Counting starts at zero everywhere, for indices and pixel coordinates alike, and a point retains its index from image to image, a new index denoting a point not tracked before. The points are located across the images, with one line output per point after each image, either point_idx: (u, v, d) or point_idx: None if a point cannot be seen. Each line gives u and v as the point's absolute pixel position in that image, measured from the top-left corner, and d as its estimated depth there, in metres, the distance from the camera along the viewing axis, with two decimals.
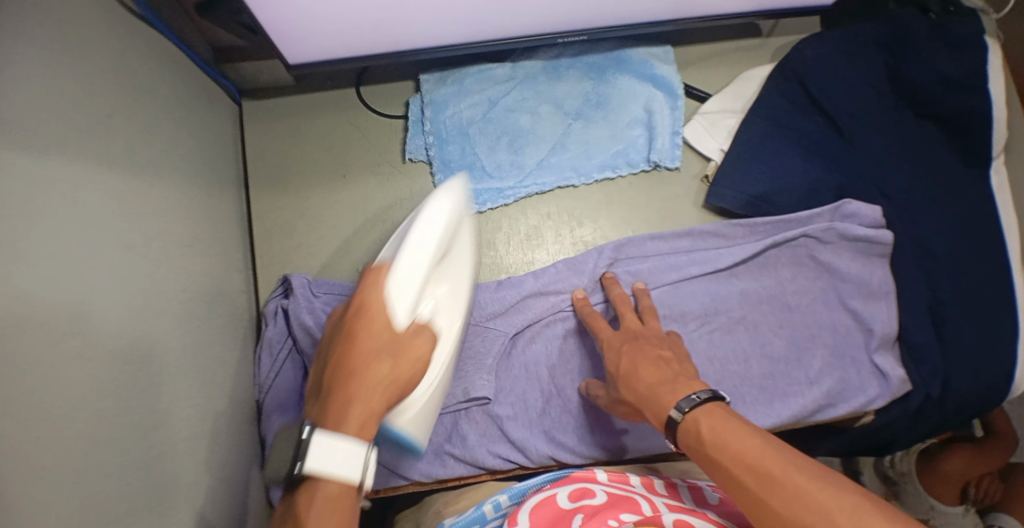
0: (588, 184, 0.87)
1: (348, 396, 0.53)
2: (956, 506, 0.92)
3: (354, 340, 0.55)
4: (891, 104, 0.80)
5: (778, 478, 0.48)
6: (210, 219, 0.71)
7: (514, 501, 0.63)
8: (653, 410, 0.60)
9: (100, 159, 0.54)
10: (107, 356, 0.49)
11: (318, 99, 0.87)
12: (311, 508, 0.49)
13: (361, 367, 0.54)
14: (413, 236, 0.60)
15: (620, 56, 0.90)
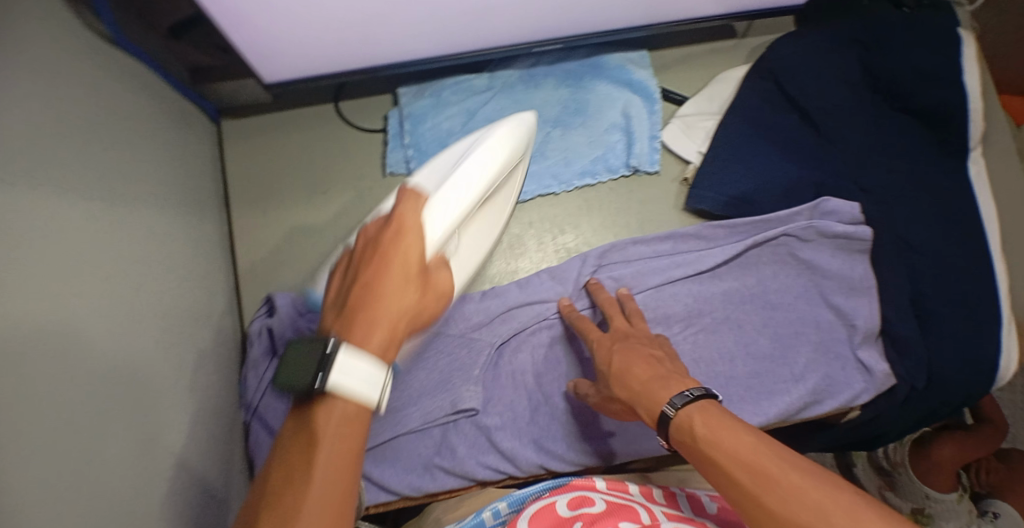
0: (570, 191, 0.77)
1: (368, 310, 0.48)
2: (950, 492, 0.90)
3: (381, 252, 0.51)
4: (870, 98, 0.78)
5: (773, 475, 0.43)
6: (187, 243, 0.64)
7: (513, 509, 0.60)
8: (646, 407, 0.54)
9: (57, 182, 0.46)
10: (84, 391, 0.43)
11: (292, 118, 0.78)
12: (330, 432, 0.44)
13: (387, 279, 0.50)
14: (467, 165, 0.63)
15: (594, 63, 0.78)
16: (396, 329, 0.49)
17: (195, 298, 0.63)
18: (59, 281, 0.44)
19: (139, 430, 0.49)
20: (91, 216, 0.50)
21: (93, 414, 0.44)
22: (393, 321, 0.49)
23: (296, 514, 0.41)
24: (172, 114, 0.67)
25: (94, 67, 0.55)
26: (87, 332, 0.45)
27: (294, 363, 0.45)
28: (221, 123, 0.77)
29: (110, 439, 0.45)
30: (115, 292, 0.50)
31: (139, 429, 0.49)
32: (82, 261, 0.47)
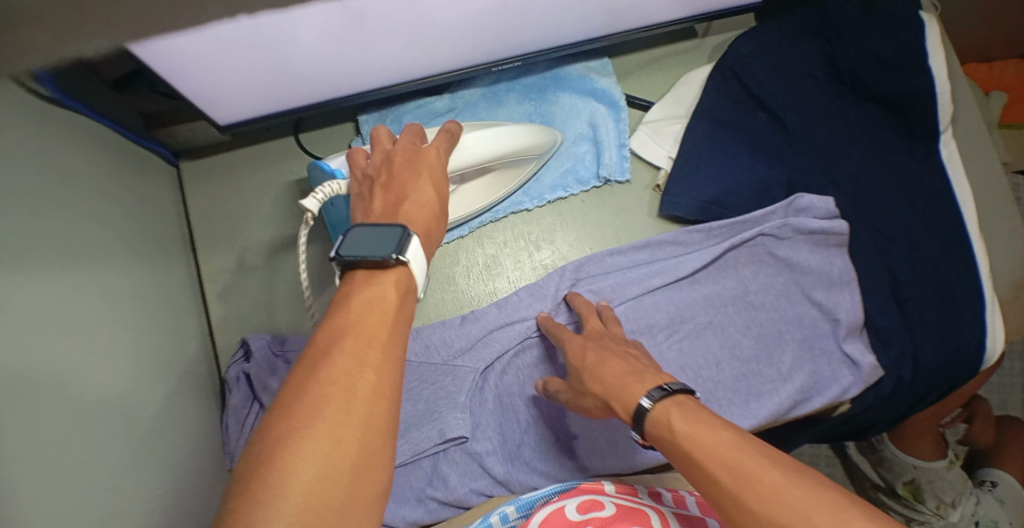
0: (542, 206, 0.76)
1: (419, 213, 0.52)
2: (938, 460, 0.95)
3: (422, 169, 0.55)
4: (834, 90, 0.78)
5: (752, 474, 0.43)
6: (155, 293, 0.62)
7: (521, 514, 0.58)
8: (623, 400, 0.53)
9: (15, 257, 0.44)
10: (60, 467, 0.41)
11: (254, 154, 0.76)
12: (400, 299, 0.46)
13: (433, 190, 0.54)
14: (491, 132, 0.66)
15: (555, 75, 0.77)
16: (436, 243, 0.53)
17: (170, 351, 0.62)
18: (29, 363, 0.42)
19: (128, 502, 0.47)
20: (57, 287, 0.48)
21: (76, 500, 0.42)
22: (435, 230, 0.53)
23: (373, 358, 0.42)
24: (130, 165, 0.65)
25: (44, 131, 0.52)
26: (61, 411, 0.44)
27: (367, 234, 0.47)
28: (179, 165, 0.75)
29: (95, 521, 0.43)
30: (88, 364, 0.48)
31: (126, 501, 0.47)
32: (53, 337, 0.45)
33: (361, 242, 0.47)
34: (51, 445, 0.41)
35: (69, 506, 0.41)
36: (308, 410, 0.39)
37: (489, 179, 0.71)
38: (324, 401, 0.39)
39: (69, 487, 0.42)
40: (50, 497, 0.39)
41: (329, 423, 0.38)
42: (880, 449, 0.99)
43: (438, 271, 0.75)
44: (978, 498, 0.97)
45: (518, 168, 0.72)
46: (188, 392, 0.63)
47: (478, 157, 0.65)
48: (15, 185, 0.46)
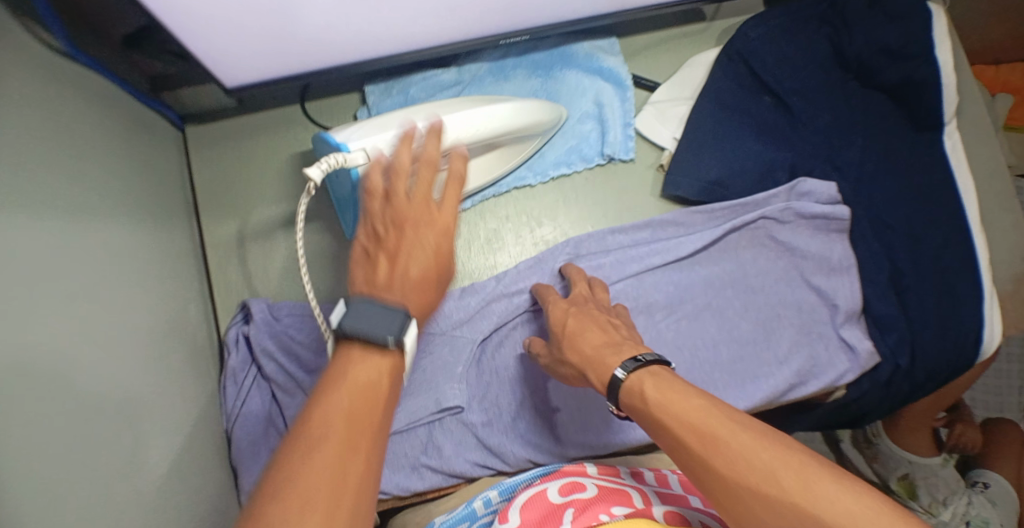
0: (545, 182, 0.75)
1: (419, 291, 0.51)
2: (932, 458, 0.99)
3: (433, 236, 0.52)
4: (837, 77, 0.78)
5: (721, 437, 0.44)
6: (157, 252, 0.62)
7: (504, 497, 0.60)
8: (599, 369, 0.55)
9: (14, 203, 0.44)
10: (55, 409, 0.42)
11: (259, 121, 0.76)
12: (392, 384, 0.46)
13: (439, 265, 0.52)
14: (490, 110, 0.67)
15: (562, 52, 0.77)
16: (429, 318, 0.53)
17: (169, 312, 0.62)
18: (24, 311, 0.42)
19: (121, 459, 0.48)
20: (58, 236, 0.48)
21: (61, 450, 0.41)
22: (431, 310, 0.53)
23: (363, 450, 0.41)
24: (138, 127, 0.65)
25: (53, 87, 0.53)
26: (56, 359, 0.44)
27: (369, 312, 0.46)
28: (186, 130, 0.74)
29: (82, 470, 0.43)
30: (81, 316, 0.48)
31: (120, 454, 0.48)
32: (47, 287, 0.45)
33: (362, 322, 0.45)
34: (37, 392, 0.41)
35: (54, 454, 0.41)
36: (297, 502, 0.37)
37: (493, 156, 0.71)
38: (314, 494, 0.38)
39: (57, 436, 0.41)
40: (37, 444, 0.39)
41: (317, 519, 0.37)
42: (874, 442, 1.01)
43: None
44: (970, 498, 0.97)
45: (523, 144, 0.72)
46: (189, 359, 0.63)
47: (480, 131, 0.66)
48: (21, 135, 0.46)
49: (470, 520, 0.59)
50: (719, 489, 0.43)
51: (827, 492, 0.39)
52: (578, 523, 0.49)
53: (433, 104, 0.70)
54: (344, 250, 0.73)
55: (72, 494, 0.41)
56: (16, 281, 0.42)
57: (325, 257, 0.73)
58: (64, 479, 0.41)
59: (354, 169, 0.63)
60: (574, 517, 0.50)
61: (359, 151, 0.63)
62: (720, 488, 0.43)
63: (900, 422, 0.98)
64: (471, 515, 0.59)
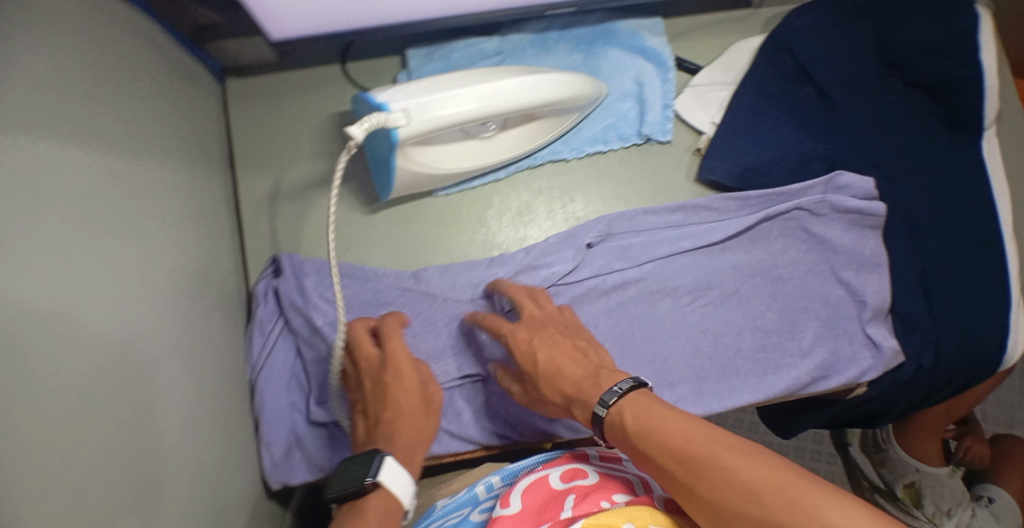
0: (580, 158, 0.75)
1: (419, 441, 0.59)
2: (942, 466, 0.97)
3: (394, 387, 0.60)
4: (880, 74, 0.77)
5: (703, 460, 0.47)
6: (192, 198, 0.63)
7: (506, 482, 0.63)
8: (582, 407, 0.57)
9: (51, 127, 0.44)
10: (80, 334, 0.42)
11: (299, 78, 0.75)
12: (382, 518, 0.53)
13: (425, 416, 0.61)
14: (519, 81, 0.66)
15: (607, 29, 0.76)
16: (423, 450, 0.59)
17: (200, 258, 0.62)
18: (52, 234, 0.42)
19: (142, 393, 0.48)
20: (98, 167, 0.48)
21: (76, 371, 0.42)
22: (422, 445, 0.59)
23: None
24: (182, 73, 0.65)
25: (103, 22, 0.53)
26: (81, 286, 0.44)
27: (344, 471, 0.55)
28: (226, 83, 0.75)
29: (97, 396, 0.43)
30: (114, 247, 0.48)
31: (142, 390, 0.48)
32: (80, 215, 0.45)
33: (341, 482, 0.54)
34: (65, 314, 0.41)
35: (70, 374, 0.41)
36: None
37: (531, 127, 0.71)
38: None
39: (77, 358, 0.42)
40: (55, 366, 0.39)
41: None
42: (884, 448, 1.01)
43: (470, 212, 0.74)
44: (973, 511, 0.96)
45: (561, 117, 0.72)
46: (218, 308, 0.64)
47: (513, 98, 0.66)
48: (69, 64, 0.47)
49: (472, 504, 0.62)
50: (706, 511, 0.46)
51: (808, 505, 0.42)
52: (579, 509, 0.52)
53: (476, 70, 0.69)
54: (376, 212, 0.73)
55: (81, 415, 0.41)
56: (49, 204, 0.42)
57: (357, 219, 0.73)
58: (75, 401, 0.41)
59: (393, 129, 0.62)
60: (575, 504, 0.53)
61: (400, 112, 0.61)
62: (706, 510, 0.46)
63: (911, 427, 0.98)
64: (473, 500, 0.63)
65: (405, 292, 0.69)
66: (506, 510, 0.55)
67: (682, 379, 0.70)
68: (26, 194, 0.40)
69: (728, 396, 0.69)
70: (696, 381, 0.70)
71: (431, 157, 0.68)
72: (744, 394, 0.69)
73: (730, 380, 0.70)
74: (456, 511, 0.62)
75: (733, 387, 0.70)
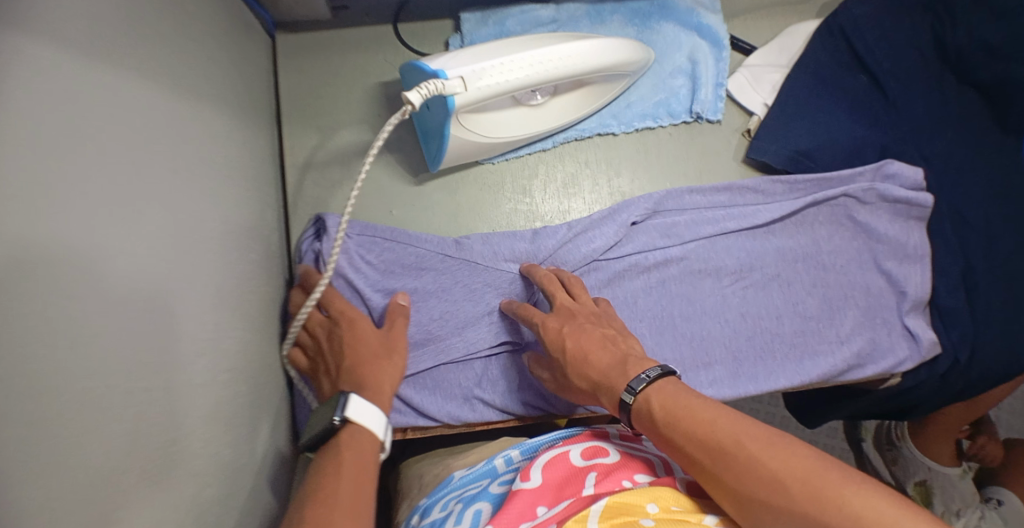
0: (629, 133, 0.75)
1: (384, 379, 0.60)
2: (953, 467, 0.97)
3: (347, 340, 0.61)
4: (936, 69, 0.75)
5: (730, 451, 0.46)
6: (244, 149, 0.62)
7: (526, 457, 0.60)
8: (608, 393, 0.56)
9: (116, 61, 0.43)
10: (143, 270, 0.42)
11: (350, 37, 0.75)
12: (355, 448, 0.54)
13: (385, 356, 0.61)
14: (564, 48, 0.65)
15: (663, 3, 0.76)
16: (390, 388, 0.60)
17: (249, 209, 0.61)
18: (123, 169, 0.42)
19: (197, 338, 0.48)
20: (161, 109, 0.48)
21: (140, 308, 0.41)
22: (388, 384, 0.60)
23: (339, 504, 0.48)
24: (238, 23, 0.64)
25: None
26: (145, 223, 0.43)
27: (316, 416, 0.57)
28: (276, 38, 0.74)
29: (155, 335, 0.43)
30: (175, 189, 0.48)
31: (196, 335, 0.48)
32: (143, 152, 0.45)
33: (314, 427, 0.56)
34: (132, 251, 0.41)
35: (129, 310, 0.40)
36: None
37: (581, 94, 0.71)
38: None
39: (142, 294, 0.42)
40: (117, 305, 0.39)
41: None
42: (897, 446, 1.02)
43: (515, 181, 0.73)
44: (982, 513, 0.93)
45: (611, 86, 0.71)
46: (265, 261, 0.64)
47: (562, 67, 0.65)
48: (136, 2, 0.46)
49: (491, 476, 0.59)
50: (733, 502, 0.45)
51: (834, 494, 0.42)
52: (601, 487, 0.51)
53: (529, 36, 0.69)
54: (423, 183, 0.72)
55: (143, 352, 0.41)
56: (117, 139, 0.42)
57: (403, 182, 0.72)
58: (135, 336, 0.40)
59: (451, 98, 0.60)
60: (596, 482, 0.51)
61: (457, 79, 0.60)
62: (733, 501, 0.45)
63: (926, 427, 0.98)
64: (492, 472, 0.60)
65: (446, 259, 0.68)
66: (525, 485, 0.52)
67: (720, 360, 0.70)
68: (95, 125, 0.39)
69: (765, 379, 0.69)
70: (733, 363, 0.69)
71: (482, 126, 0.67)
72: (780, 379, 0.69)
73: (768, 363, 0.70)
74: (474, 482, 0.59)
75: (770, 371, 0.69)
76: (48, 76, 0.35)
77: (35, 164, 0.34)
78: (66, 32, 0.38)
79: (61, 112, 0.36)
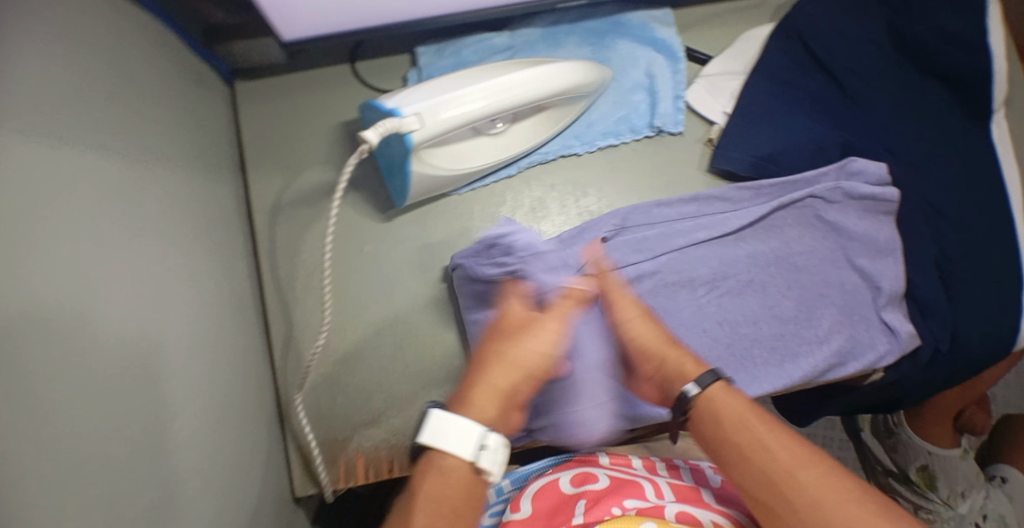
0: (593, 152, 0.76)
1: (501, 371, 0.58)
2: (954, 449, 0.98)
3: (498, 328, 0.62)
4: (893, 60, 0.77)
5: (804, 453, 0.54)
6: (209, 203, 0.62)
7: (516, 486, 0.61)
8: (694, 362, 0.61)
9: (76, 134, 0.44)
10: (113, 342, 0.42)
11: (310, 78, 0.75)
12: (440, 472, 0.53)
13: (525, 341, 0.60)
14: (520, 76, 0.66)
15: (618, 21, 0.77)
16: (508, 383, 0.58)
17: (218, 261, 0.61)
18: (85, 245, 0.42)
19: (174, 402, 0.48)
20: (125, 175, 0.48)
21: (115, 379, 0.42)
22: (506, 383, 0.58)
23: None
24: (193, 78, 0.65)
25: (122, 30, 0.53)
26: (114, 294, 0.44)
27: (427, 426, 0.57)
28: (234, 84, 0.74)
29: (130, 406, 0.43)
30: (141, 256, 0.48)
31: (172, 401, 0.48)
32: (107, 222, 0.45)
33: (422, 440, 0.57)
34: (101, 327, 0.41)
35: (101, 386, 0.40)
36: None
37: (541, 119, 0.71)
38: None
39: (112, 366, 0.42)
40: (90, 379, 0.39)
41: None
42: (895, 432, 1.02)
43: (484, 210, 0.74)
44: (987, 492, 0.96)
45: (569, 107, 0.72)
46: (237, 310, 0.63)
47: (519, 93, 0.65)
48: (92, 75, 0.47)
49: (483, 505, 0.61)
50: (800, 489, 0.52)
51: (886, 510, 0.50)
52: (590, 516, 0.51)
53: (488, 65, 0.70)
54: (391, 219, 0.73)
55: (123, 424, 0.41)
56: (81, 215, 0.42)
57: (371, 218, 0.72)
58: (112, 409, 0.41)
59: (408, 135, 0.61)
60: (586, 510, 0.52)
61: (412, 116, 0.61)
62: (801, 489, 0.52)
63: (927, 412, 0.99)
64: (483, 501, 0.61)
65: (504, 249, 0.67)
66: (516, 516, 0.55)
67: None
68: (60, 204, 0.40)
69: (747, 386, 0.69)
70: None
71: (444, 158, 0.67)
72: (762, 386, 0.69)
73: (746, 371, 0.69)
74: None
75: (751, 377, 0.69)
76: (12, 162, 0.36)
77: (4, 253, 0.34)
78: (31, 119, 0.39)
79: (27, 199, 0.37)
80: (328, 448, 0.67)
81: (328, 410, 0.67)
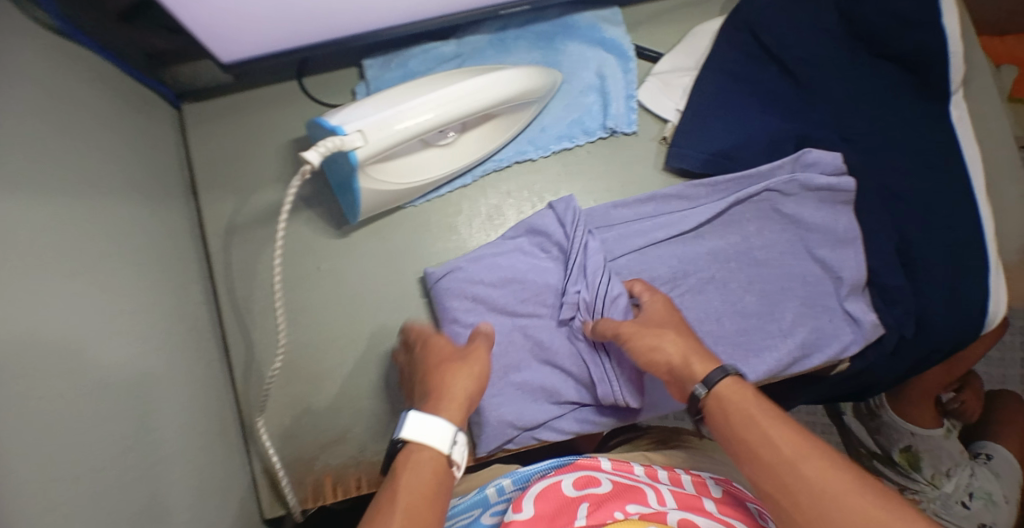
0: (547, 156, 0.75)
1: (454, 386, 0.58)
2: (938, 428, 0.97)
3: (424, 367, 0.61)
4: (846, 47, 0.76)
5: (810, 447, 0.52)
6: (161, 231, 0.61)
7: (517, 486, 0.60)
8: (701, 360, 0.59)
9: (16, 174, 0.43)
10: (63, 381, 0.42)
11: (258, 96, 0.75)
12: (420, 466, 0.52)
13: (457, 363, 0.59)
14: (466, 85, 0.65)
15: (565, 23, 0.77)
16: (465, 395, 0.57)
17: (172, 289, 0.61)
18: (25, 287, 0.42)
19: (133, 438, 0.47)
20: (70, 211, 0.48)
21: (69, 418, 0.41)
22: (460, 393, 0.57)
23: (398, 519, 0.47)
24: (138, 104, 0.64)
25: (61, 63, 0.52)
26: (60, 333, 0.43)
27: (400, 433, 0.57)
28: (181, 107, 0.73)
29: (88, 445, 0.42)
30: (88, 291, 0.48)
31: (132, 437, 0.47)
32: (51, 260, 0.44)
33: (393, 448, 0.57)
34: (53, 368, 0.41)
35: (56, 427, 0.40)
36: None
37: (490, 127, 0.71)
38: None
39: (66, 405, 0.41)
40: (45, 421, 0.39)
41: None
42: (877, 414, 1.00)
43: (440, 220, 0.73)
44: (972, 470, 0.98)
45: (519, 113, 0.72)
46: (195, 336, 0.63)
47: (466, 103, 0.65)
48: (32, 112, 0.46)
49: (483, 506, 0.60)
50: (802, 485, 0.50)
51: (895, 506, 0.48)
52: (593, 519, 0.49)
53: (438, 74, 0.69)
54: (347, 235, 0.72)
55: (81, 464, 0.41)
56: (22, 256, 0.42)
57: (325, 235, 0.72)
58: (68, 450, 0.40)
59: (353, 152, 0.60)
60: (588, 513, 0.50)
61: (355, 133, 0.60)
62: (802, 485, 0.50)
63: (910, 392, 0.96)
64: (484, 501, 0.61)
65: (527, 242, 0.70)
66: (518, 515, 0.52)
67: None
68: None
69: None
70: None
71: (393, 172, 0.66)
72: None
73: None
74: (466, 512, 0.61)
75: None
76: None
77: None
78: None
79: None
80: (294, 470, 0.66)
81: (293, 430, 0.67)
